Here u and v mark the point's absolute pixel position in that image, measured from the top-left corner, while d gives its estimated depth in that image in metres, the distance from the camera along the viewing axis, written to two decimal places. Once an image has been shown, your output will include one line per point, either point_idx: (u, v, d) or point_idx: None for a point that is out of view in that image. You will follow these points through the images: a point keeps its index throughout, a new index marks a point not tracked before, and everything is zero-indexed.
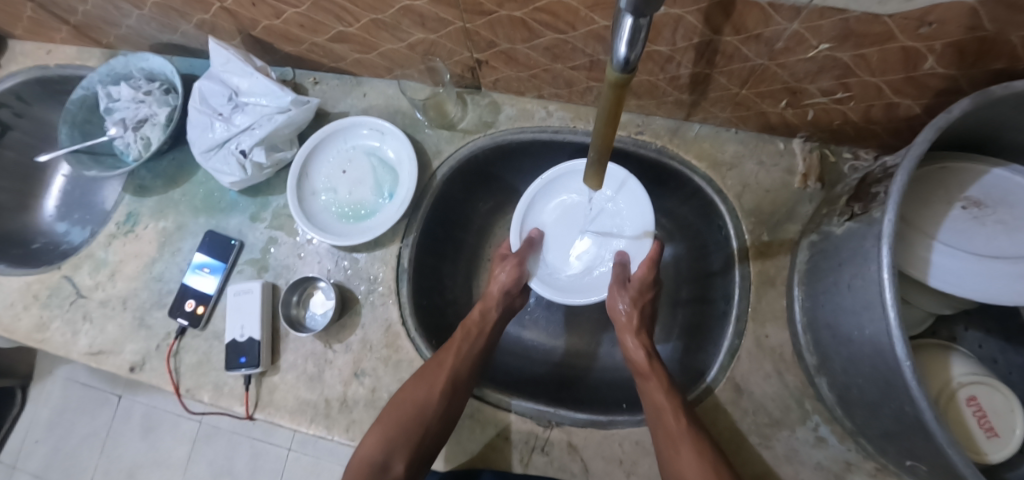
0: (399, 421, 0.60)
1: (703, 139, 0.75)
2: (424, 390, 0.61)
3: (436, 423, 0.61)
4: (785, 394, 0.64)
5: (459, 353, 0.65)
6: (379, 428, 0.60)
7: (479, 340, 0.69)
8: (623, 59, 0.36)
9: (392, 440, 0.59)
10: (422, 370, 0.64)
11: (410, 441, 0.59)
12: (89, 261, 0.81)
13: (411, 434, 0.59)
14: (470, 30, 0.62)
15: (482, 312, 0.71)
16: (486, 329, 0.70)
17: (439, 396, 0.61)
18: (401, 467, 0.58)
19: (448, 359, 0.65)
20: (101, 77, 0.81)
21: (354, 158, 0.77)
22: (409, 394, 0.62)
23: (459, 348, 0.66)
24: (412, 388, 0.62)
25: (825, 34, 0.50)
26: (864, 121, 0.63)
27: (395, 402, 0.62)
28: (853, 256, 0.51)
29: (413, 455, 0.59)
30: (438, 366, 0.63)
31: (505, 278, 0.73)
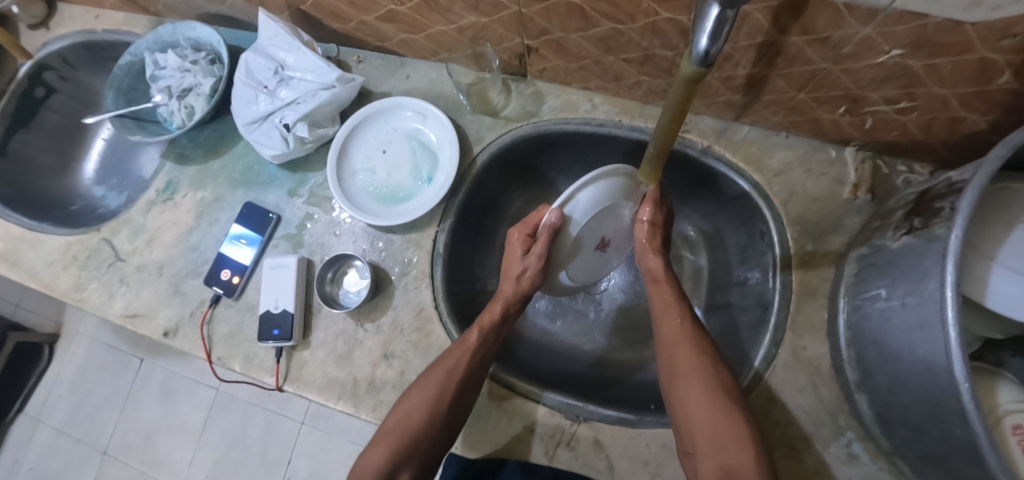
0: (409, 432, 0.57)
1: (750, 142, 0.73)
2: (437, 397, 0.58)
3: (443, 432, 0.59)
4: (820, 408, 0.63)
5: (471, 358, 0.62)
6: (384, 441, 0.57)
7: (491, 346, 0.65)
8: (703, 52, 0.35)
9: (400, 454, 0.56)
10: (431, 375, 0.60)
11: (416, 452, 0.57)
12: (128, 225, 0.82)
13: (421, 445, 0.57)
14: (524, 16, 0.61)
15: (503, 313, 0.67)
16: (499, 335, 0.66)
17: (450, 403, 0.59)
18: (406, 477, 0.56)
19: (455, 364, 0.61)
20: (148, 45, 0.82)
21: (395, 139, 0.77)
22: (419, 403, 0.58)
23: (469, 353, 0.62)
24: (423, 398, 0.58)
25: (899, 40, 0.48)
26: (925, 134, 0.61)
27: (400, 412, 0.59)
28: (909, 272, 0.50)
29: (420, 464, 0.57)
30: (450, 374, 0.60)
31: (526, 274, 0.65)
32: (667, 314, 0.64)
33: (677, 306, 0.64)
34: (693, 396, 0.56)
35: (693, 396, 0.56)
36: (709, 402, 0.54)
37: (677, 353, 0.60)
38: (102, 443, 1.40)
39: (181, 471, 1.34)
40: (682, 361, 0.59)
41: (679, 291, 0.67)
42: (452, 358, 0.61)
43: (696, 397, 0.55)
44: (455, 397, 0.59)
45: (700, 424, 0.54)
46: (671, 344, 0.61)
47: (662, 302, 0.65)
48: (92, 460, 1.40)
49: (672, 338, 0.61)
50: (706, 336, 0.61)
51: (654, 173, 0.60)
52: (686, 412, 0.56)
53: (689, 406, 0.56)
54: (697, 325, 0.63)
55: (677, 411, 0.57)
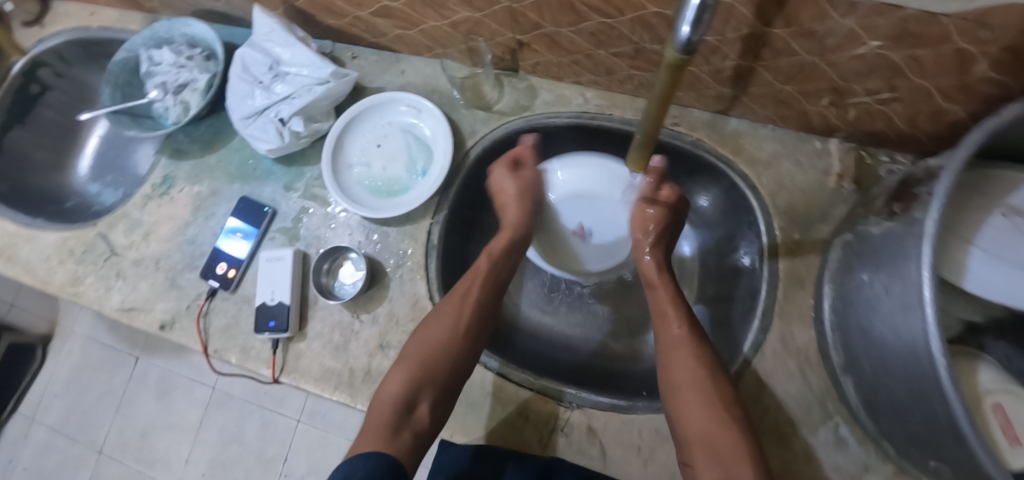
0: (427, 363, 0.60)
1: (739, 135, 0.74)
2: (448, 327, 0.63)
3: (461, 359, 0.62)
4: (808, 393, 0.64)
5: (485, 286, 0.67)
6: (402, 368, 0.61)
7: (503, 276, 0.70)
8: (684, 41, 0.37)
9: (418, 383, 0.59)
10: (447, 304, 0.64)
11: (434, 382, 0.60)
12: (124, 220, 0.82)
13: (437, 373, 0.60)
14: (517, 11, 0.62)
15: (508, 242, 0.72)
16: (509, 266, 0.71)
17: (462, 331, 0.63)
18: (425, 408, 0.59)
19: (469, 291, 0.66)
20: (145, 41, 0.82)
21: (390, 134, 0.78)
22: (436, 331, 0.62)
23: (486, 283, 0.67)
24: (438, 329, 0.62)
25: (879, 32, 0.50)
26: (907, 125, 0.63)
27: (419, 339, 0.63)
28: (892, 256, 0.51)
29: (437, 397, 0.60)
30: (462, 301, 0.65)
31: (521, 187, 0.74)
32: (666, 321, 0.64)
33: (676, 310, 0.65)
34: (679, 380, 0.59)
35: (689, 411, 0.57)
36: (707, 414, 0.56)
37: (675, 367, 0.60)
38: (97, 442, 1.40)
39: (178, 469, 1.34)
40: (681, 371, 0.60)
41: (679, 295, 0.67)
42: (466, 290, 0.66)
43: (692, 408, 0.56)
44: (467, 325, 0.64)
45: (698, 436, 0.55)
46: (666, 349, 0.63)
47: (664, 303, 0.66)
48: (87, 459, 1.40)
49: (672, 345, 0.62)
50: (706, 342, 0.62)
51: (640, 161, 0.61)
52: (686, 425, 0.56)
53: (685, 420, 0.57)
54: (697, 331, 0.63)
55: (673, 417, 0.59)
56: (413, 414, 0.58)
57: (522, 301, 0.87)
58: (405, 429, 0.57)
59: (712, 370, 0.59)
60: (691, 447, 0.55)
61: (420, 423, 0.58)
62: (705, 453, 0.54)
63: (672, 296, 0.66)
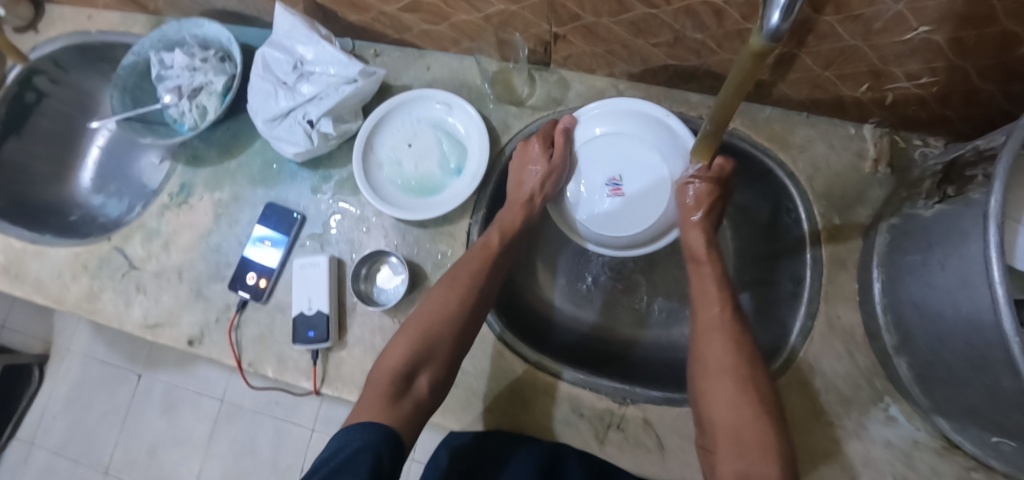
0: (430, 333, 0.59)
1: (773, 122, 0.75)
2: (454, 301, 0.61)
3: (465, 333, 0.61)
4: (856, 374, 0.65)
5: (493, 263, 0.65)
6: (406, 339, 0.59)
7: (511, 253, 0.68)
8: (774, 28, 0.36)
9: (419, 353, 0.57)
10: (455, 277, 0.63)
11: (437, 353, 0.59)
12: (141, 231, 0.79)
13: (440, 345, 0.59)
14: (556, 2, 0.61)
15: (518, 216, 0.70)
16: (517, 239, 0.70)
17: (466, 305, 0.61)
18: (425, 381, 0.57)
19: (480, 269, 0.64)
20: (153, 43, 0.78)
21: (420, 131, 0.76)
22: (441, 300, 0.61)
23: (493, 257, 0.66)
24: (444, 298, 0.61)
25: (928, 15, 0.50)
26: (941, 107, 0.64)
27: (421, 311, 0.61)
28: (947, 236, 0.52)
29: (439, 369, 0.59)
30: (467, 277, 0.63)
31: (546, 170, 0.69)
32: (707, 303, 0.62)
33: (719, 294, 0.63)
34: (716, 367, 0.57)
35: (721, 401, 0.55)
36: (738, 404, 0.54)
37: (708, 350, 0.59)
38: (103, 462, 1.35)
39: None
40: (716, 357, 0.58)
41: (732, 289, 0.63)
42: (469, 267, 0.64)
43: (722, 393, 0.55)
44: (471, 299, 0.62)
45: (726, 426, 0.53)
46: (702, 334, 0.61)
47: (708, 288, 0.64)
48: None
49: (710, 330, 0.60)
50: (748, 329, 0.60)
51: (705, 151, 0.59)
52: (714, 408, 0.55)
53: (716, 409, 0.55)
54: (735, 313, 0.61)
55: (701, 404, 0.57)
56: (414, 385, 0.56)
57: (556, 297, 0.86)
58: (404, 401, 0.55)
59: (750, 357, 0.57)
60: (715, 437, 0.54)
61: (420, 395, 0.56)
62: (730, 442, 0.52)
63: (719, 289, 0.63)
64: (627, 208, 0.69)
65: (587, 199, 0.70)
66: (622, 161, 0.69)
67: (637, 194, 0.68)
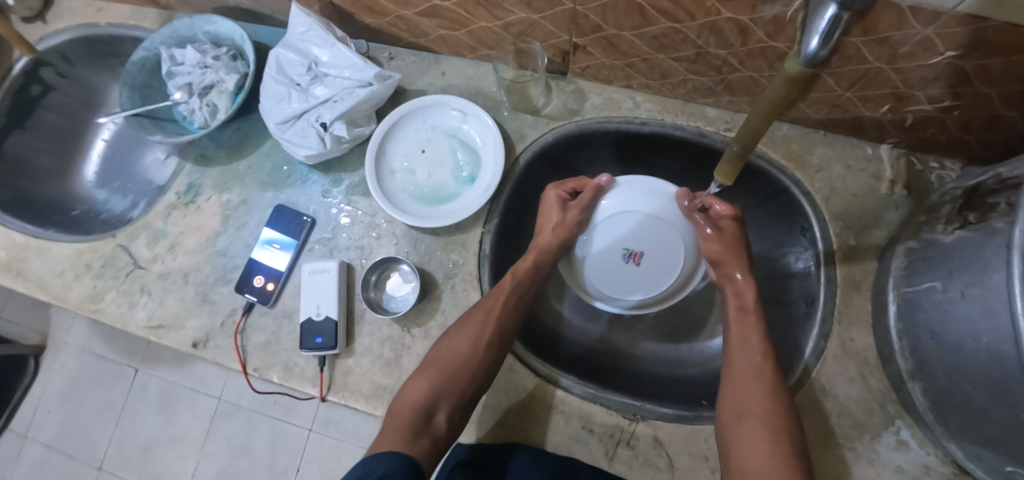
0: (446, 372, 0.60)
1: (791, 140, 0.74)
2: (468, 341, 0.62)
3: (480, 373, 0.61)
4: (869, 398, 0.65)
5: (506, 302, 0.65)
6: (424, 377, 0.60)
7: (525, 292, 0.69)
8: (812, 54, 0.35)
9: (436, 391, 0.59)
10: (470, 316, 0.64)
11: (453, 390, 0.59)
12: (146, 231, 0.77)
13: (456, 384, 0.60)
14: (578, 13, 0.60)
15: (533, 265, 0.71)
16: (534, 282, 0.70)
17: (483, 343, 0.62)
18: (442, 417, 0.58)
19: (492, 308, 0.64)
20: (164, 39, 0.76)
21: (434, 138, 0.75)
22: (460, 341, 0.62)
23: (507, 298, 0.66)
24: (461, 338, 0.62)
25: (956, 41, 0.50)
26: (962, 131, 0.64)
27: (438, 350, 0.62)
28: (968, 264, 0.51)
29: (455, 405, 0.59)
30: (486, 314, 0.64)
31: (564, 224, 0.71)
32: (746, 350, 0.63)
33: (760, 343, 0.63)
34: (749, 410, 0.57)
35: (748, 444, 0.55)
36: (764, 449, 0.54)
37: (735, 398, 0.59)
38: (96, 458, 1.33)
39: None
40: (751, 401, 0.58)
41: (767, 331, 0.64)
42: (486, 305, 0.64)
43: (753, 437, 0.55)
44: (489, 338, 0.62)
45: (751, 468, 0.53)
46: (737, 378, 0.61)
47: (745, 335, 0.64)
48: (86, 475, 1.33)
49: (744, 375, 0.61)
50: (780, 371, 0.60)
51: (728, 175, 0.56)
52: (742, 453, 0.55)
53: (743, 452, 0.55)
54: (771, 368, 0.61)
55: (727, 445, 0.57)
56: (432, 422, 0.57)
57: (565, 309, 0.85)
58: (423, 436, 0.55)
59: (784, 401, 0.57)
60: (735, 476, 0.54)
61: (438, 432, 0.57)
62: None
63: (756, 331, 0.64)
64: (658, 254, 0.72)
65: (619, 277, 0.73)
66: (614, 240, 0.72)
67: (650, 242, 0.71)
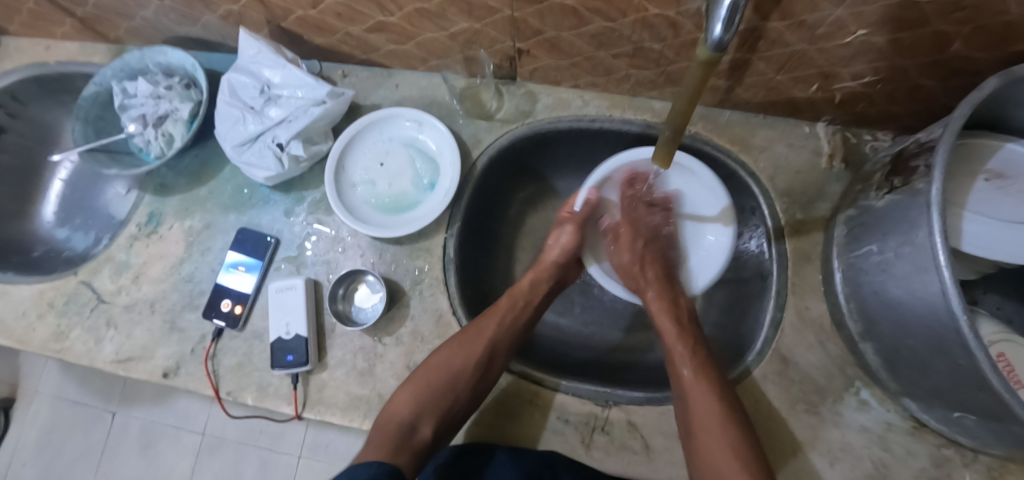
0: (436, 385, 0.60)
1: (734, 125, 0.78)
2: (459, 359, 0.62)
3: (468, 389, 0.61)
4: (828, 363, 0.67)
5: (500, 321, 0.66)
6: (411, 389, 0.61)
7: (521, 310, 0.69)
8: (717, 39, 0.38)
9: (425, 405, 0.59)
10: (464, 333, 0.64)
11: (439, 405, 0.60)
12: (109, 264, 0.77)
13: (445, 399, 0.60)
14: (518, 18, 0.63)
15: (530, 284, 0.72)
16: (529, 300, 0.71)
17: (474, 365, 0.62)
18: (427, 430, 0.58)
19: (486, 326, 0.65)
20: (115, 73, 0.77)
21: (393, 150, 0.76)
22: (451, 357, 0.62)
23: (501, 318, 0.66)
24: (454, 353, 0.62)
25: (866, 19, 0.53)
26: (888, 103, 0.68)
27: (427, 364, 0.63)
28: (898, 225, 0.55)
29: (440, 419, 0.60)
30: (477, 334, 0.64)
31: (559, 243, 0.75)
32: (677, 362, 0.63)
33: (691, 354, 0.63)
34: (704, 424, 0.56)
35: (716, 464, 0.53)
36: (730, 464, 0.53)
37: (698, 403, 0.58)
38: None
39: None
40: (702, 416, 0.57)
41: (693, 338, 0.65)
42: (478, 333, 0.64)
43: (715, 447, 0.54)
44: (479, 360, 0.62)
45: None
46: (683, 391, 0.60)
47: (675, 348, 0.64)
48: None
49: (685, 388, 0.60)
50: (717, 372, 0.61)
51: (665, 156, 0.60)
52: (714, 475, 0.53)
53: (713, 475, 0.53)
54: (716, 377, 0.60)
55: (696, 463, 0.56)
56: (415, 435, 0.58)
57: None
58: (404, 449, 0.56)
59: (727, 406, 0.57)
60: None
61: (422, 444, 0.57)
62: None
63: (682, 338, 0.65)
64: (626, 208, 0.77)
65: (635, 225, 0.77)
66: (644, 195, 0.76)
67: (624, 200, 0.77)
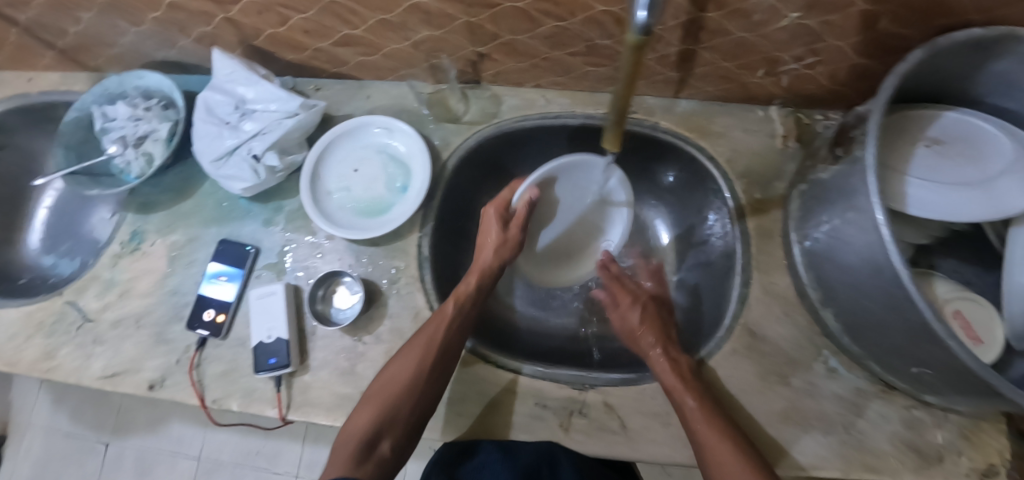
0: (389, 400, 0.59)
1: (691, 113, 0.81)
2: (409, 369, 0.62)
3: (424, 397, 0.61)
4: (796, 334, 0.69)
5: (450, 326, 0.66)
6: (369, 407, 0.60)
7: (468, 309, 0.69)
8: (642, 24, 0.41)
9: (380, 421, 0.58)
10: (415, 344, 0.63)
11: (398, 418, 0.59)
12: (95, 282, 0.78)
13: (400, 410, 0.60)
14: (475, 24, 0.66)
15: (475, 287, 0.70)
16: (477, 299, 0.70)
17: (429, 372, 0.62)
18: (387, 445, 0.58)
19: (434, 333, 0.64)
20: (95, 98, 0.80)
21: (366, 157, 0.79)
22: (405, 370, 0.61)
23: (449, 321, 0.66)
24: (405, 365, 0.62)
25: (797, 3, 0.57)
26: (832, 83, 0.71)
27: (380, 380, 0.62)
28: (844, 194, 0.57)
29: (401, 432, 0.59)
30: (428, 342, 0.63)
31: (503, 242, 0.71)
32: (680, 393, 0.61)
33: (689, 384, 0.61)
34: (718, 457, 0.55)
35: None
36: None
37: (707, 439, 0.57)
38: None
39: None
40: (713, 448, 0.56)
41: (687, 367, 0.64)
42: (426, 332, 0.64)
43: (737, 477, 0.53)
44: (433, 367, 0.62)
45: None
46: (690, 424, 0.59)
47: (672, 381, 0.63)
48: None
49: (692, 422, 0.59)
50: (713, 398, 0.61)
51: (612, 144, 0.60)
52: None
53: None
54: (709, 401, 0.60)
55: None
56: (375, 452, 0.57)
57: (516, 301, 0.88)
58: (367, 464, 0.56)
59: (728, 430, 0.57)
60: None
61: (383, 458, 0.57)
62: None
63: (681, 376, 0.63)
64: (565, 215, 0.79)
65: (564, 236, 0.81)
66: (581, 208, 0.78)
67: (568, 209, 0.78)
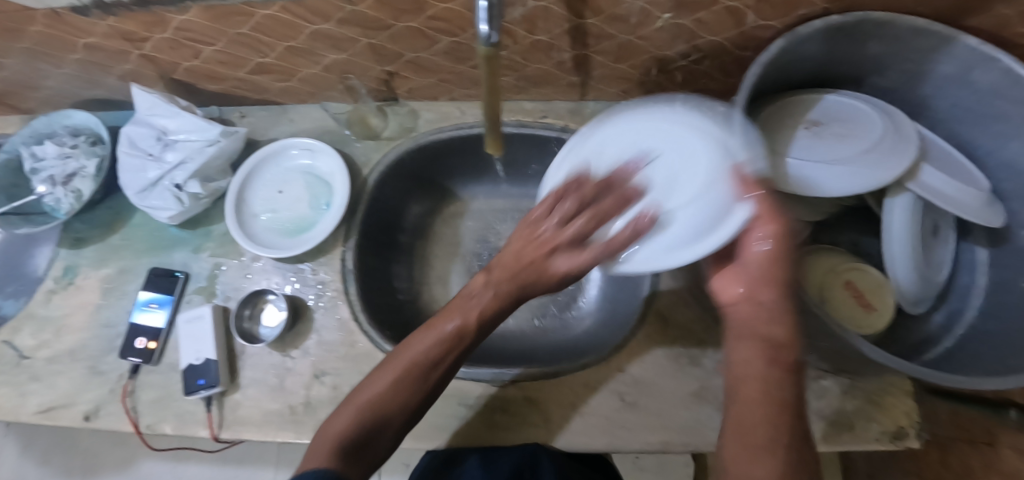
0: (377, 406, 0.50)
1: (599, 114, 0.85)
2: (411, 374, 0.52)
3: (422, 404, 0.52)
4: (707, 317, 0.72)
5: (458, 332, 0.55)
6: (353, 410, 0.50)
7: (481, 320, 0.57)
8: (486, 35, 0.44)
9: (368, 426, 0.49)
10: (415, 347, 0.53)
11: (387, 422, 0.50)
12: (30, 320, 0.80)
13: (392, 418, 0.50)
14: (376, 45, 0.70)
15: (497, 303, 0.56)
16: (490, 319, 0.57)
17: (428, 377, 0.52)
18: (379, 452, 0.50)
19: (440, 340, 0.54)
20: (23, 139, 0.83)
21: (290, 178, 0.82)
22: (402, 373, 0.51)
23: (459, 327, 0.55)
24: (404, 367, 0.52)
25: (665, 5, 0.60)
26: (722, 76, 0.76)
27: (374, 382, 0.52)
28: None
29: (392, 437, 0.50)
30: (431, 347, 0.53)
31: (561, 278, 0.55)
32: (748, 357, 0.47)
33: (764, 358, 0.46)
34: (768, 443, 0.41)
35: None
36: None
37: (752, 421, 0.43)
38: None
39: None
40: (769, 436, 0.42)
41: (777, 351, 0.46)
42: (428, 338, 0.53)
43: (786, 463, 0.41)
44: (431, 375, 0.52)
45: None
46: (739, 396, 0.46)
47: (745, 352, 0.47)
48: None
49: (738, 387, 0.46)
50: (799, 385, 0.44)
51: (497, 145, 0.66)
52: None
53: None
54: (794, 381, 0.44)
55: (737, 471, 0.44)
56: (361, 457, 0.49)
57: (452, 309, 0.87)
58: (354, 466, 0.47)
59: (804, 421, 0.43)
60: None
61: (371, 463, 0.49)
62: None
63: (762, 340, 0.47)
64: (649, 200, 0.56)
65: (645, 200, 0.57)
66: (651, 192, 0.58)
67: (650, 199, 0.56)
